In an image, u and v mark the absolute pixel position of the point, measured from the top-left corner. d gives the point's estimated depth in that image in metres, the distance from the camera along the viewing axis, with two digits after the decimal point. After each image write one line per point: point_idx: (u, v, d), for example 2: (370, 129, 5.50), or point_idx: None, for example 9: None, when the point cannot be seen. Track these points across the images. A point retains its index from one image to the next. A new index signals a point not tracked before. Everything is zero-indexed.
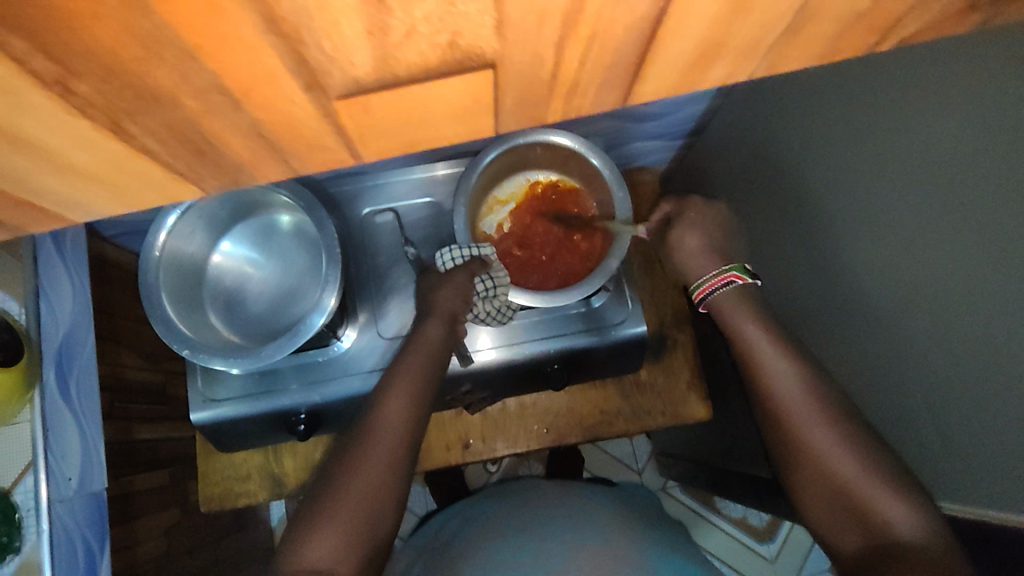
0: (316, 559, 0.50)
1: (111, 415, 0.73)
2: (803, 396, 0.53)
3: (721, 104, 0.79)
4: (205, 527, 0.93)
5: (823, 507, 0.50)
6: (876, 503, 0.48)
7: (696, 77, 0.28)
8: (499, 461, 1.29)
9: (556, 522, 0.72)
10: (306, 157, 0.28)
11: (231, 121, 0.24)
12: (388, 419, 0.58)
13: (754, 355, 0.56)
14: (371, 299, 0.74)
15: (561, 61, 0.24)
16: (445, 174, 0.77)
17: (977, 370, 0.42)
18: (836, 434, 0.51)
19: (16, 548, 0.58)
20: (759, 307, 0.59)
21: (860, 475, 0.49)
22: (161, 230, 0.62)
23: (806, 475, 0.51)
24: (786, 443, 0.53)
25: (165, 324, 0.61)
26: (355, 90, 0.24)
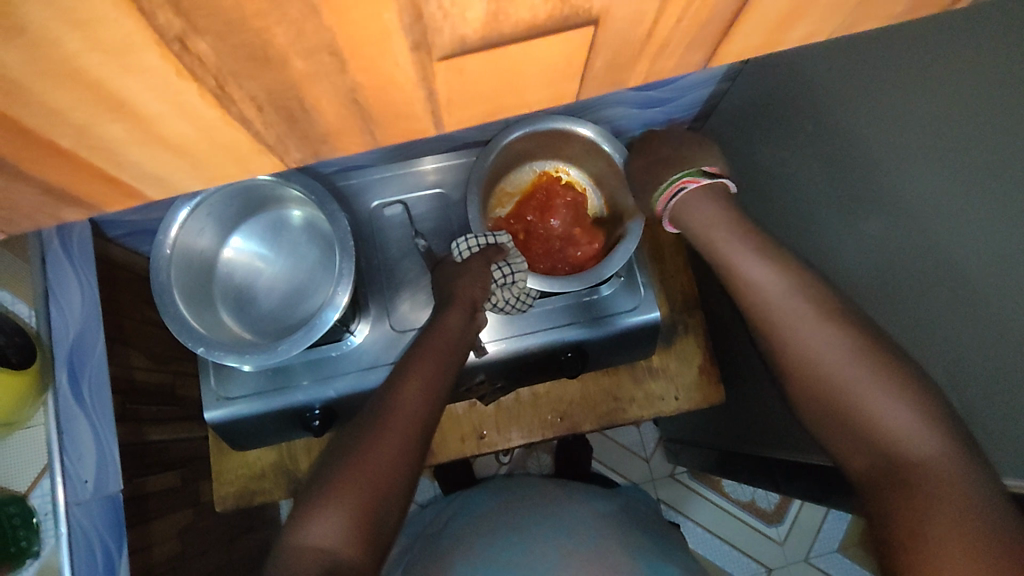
0: (319, 538, 0.49)
1: (123, 417, 0.73)
2: (786, 295, 0.49)
3: (729, 87, 0.79)
4: (218, 527, 0.92)
5: (821, 419, 0.46)
6: (873, 405, 0.43)
7: (777, 39, 0.29)
8: (508, 452, 1.29)
9: (550, 521, 0.72)
10: (387, 124, 0.29)
11: (333, 83, 0.25)
12: (403, 402, 0.58)
13: (727, 259, 0.52)
14: (382, 292, 0.74)
15: (659, 18, 0.26)
16: (431, 168, 0.76)
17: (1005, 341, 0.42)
18: (823, 329, 0.47)
19: (35, 552, 0.58)
20: (728, 207, 0.55)
21: (846, 369, 0.44)
22: (172, 226, 0.61)
23: (799, 384, 0.47)
24: (776, 353, 0.49)
25: (180, 322, 0.60)
26: (459, 50, 0.25)
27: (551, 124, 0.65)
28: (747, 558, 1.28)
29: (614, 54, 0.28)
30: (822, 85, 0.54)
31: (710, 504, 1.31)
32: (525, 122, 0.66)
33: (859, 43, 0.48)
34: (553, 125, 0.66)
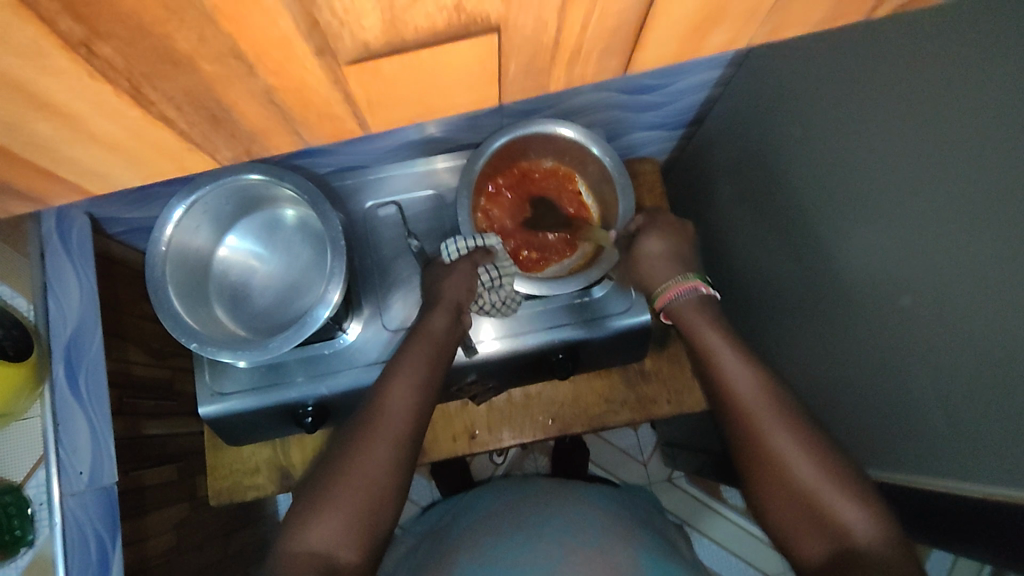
0: (316, 542, 0.52)
1: (120, 410, 0.74)
2: (763, 399, 0.54)
3: (723, 92, 0.80)
4: (214, 522, 0.93)
5: (782, 510, 0.51)
6: (834, 507, 0.49)
7: None
8: (505, 454, 1.30)
9: (556, 521, 0.71)
10: (327, 127, 0.29)
11: None
12: (391, 403, 0.59)
13: (715, 362, 0.57)
14: (375, 291, 0.74)
15: None
16: (444, 166, 0.77)
17: (979, 347, 0.42)
18: (796, 440, 0.52)
19: (30, 540, 0.59)
20: (716, 314, 0.61)
21: (814, 479, 0.50)
22: (167, 225, 0.62)
23: (767, 478, 0.52)
24: (749, 445, 0.54)
25: (173, 318, 0.61)
26: None
27: (541, 128, 0.66)
28: (746, 566, 1.27)
29: None
30: None
31: (729, 523, 1.30)
32: (516, 125, 0.66)
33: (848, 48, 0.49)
34: (543, 128, 0.67)
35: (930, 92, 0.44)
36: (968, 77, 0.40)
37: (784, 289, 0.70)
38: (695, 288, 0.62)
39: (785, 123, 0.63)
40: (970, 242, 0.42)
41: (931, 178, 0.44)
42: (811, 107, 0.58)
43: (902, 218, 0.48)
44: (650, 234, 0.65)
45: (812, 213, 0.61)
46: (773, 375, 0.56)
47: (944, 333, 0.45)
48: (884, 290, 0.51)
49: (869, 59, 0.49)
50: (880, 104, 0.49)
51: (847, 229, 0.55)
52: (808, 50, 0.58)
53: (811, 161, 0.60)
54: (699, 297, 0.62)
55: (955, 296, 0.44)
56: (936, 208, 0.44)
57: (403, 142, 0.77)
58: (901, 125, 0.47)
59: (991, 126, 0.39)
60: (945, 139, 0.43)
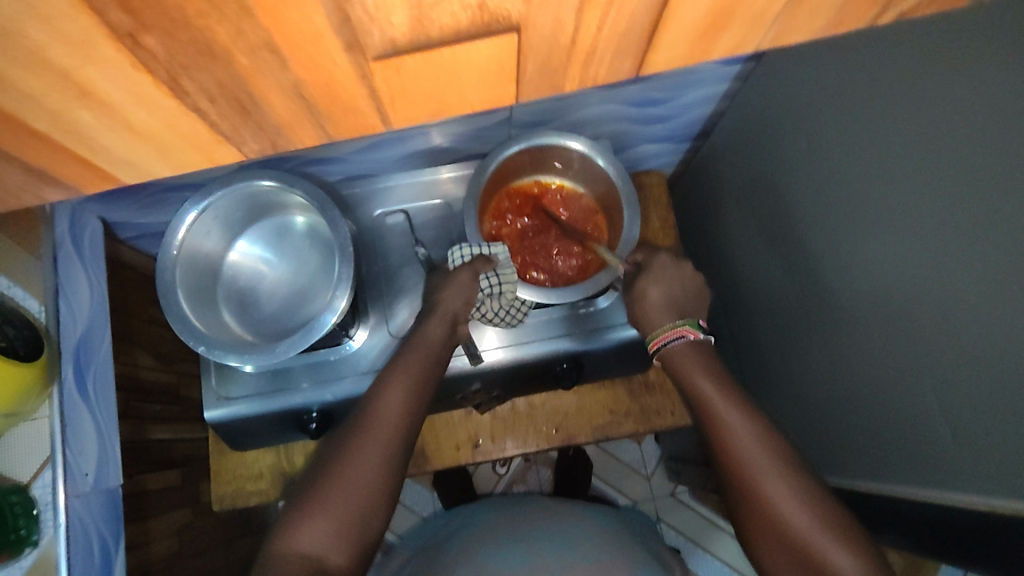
0: (307, 546, 0.51)
1: (127, 414, 0.75)
2: (759, 448, 0.54)
3: (728, 107, 0.81)
4: (216, 528, 0.93)
5: (778, 557, 0.51)
6: (824, 554, 0.48)
7: (709, 41, 0.36)
8: (508, 465, 1.29)
9: (553, 534, 0.72)
10: (338, 120, 0.37)
11: (279, 77, 0.32)
12: (385, 409, 0.59)
13: (710, 409, 0.57)
14: (382, 299, 0.75)
15: (579, 27, 0.32)
16: (449, 176, 0.78)
17: (982, 357, 0.42)
18: (793, 488, 0.52)
19: (34, 541, 0.59)
20: (710, 360, 0.60)
21: (810, 530, 0.50)
22: (180, 228, 0.63)
23: (761, 525, 0.52)
24: (741, 492, 0.54)
25: (182, 321, 0.62)
26: (389, 51, 0.31)
27: (549, 139, 0.67)
28: None
29: (544, 57, 0.35)
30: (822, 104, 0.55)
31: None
32: (525, 136, 0.67)
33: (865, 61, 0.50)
34: (549, 141, 0.67)
35: (934, 106, 0.44)
36: (970, 88, 0.41)
37: (788, 304, 0.70)
38: (683, 334, 0.61)
39: (790, 137, 0.64)
40: (973, 253, 0.42)
41: (933, 191, 0.45)
42: (816, 121, 0.59)
43: (903, 232, 0.48)
44: (649, 278, 0.63)
45: (816, 226, 0.61)
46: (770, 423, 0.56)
47: (948, 343, 0.45)
48: (886, 305, 0.52)
49: (875, 71, 0.50)
50: (884, 116, 0.49)
51: (851, 242, 0.56)
52: (812, 64, 0.58)
53: (815, 175, 0.60)
54: (689, 344, 0.61)
55: (956, 306, 0.44)
56: (939, 225, 0.45)
57: (411, 152, 0.78)
58: (904, 137, 0.47)
59: (990, 143, 0.40)
60: (946, 151, 0.43)
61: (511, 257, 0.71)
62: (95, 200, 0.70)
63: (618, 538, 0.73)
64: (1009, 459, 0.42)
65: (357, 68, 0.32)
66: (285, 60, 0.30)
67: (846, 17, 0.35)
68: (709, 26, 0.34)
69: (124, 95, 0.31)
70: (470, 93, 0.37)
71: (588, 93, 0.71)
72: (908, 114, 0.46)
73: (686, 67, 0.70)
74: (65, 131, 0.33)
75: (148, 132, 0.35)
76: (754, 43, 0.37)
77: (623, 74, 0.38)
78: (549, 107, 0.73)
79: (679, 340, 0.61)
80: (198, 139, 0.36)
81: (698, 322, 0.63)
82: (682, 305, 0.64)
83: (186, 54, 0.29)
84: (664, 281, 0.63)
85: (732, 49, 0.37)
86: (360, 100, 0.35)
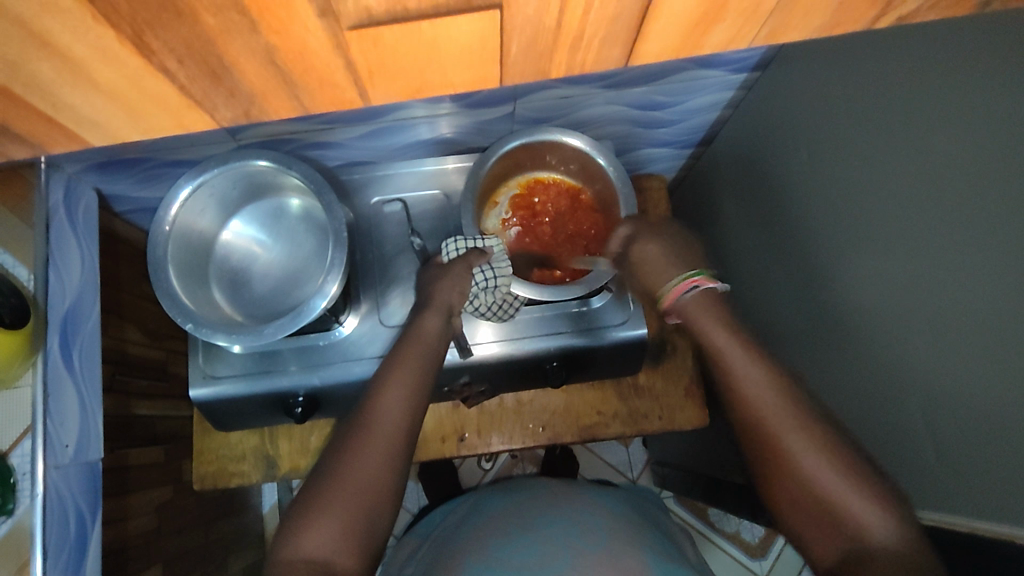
0: (313, 549, 0.50)
1: (111, 387, 0.74)
2: (777, 401, 0.51)
3: (732, 114, 0.80)
4: (197, 508, 0.93)
5: (803, 524, 0.48)
6: (852, 514, 0.46)
7: (706, 34, 0.36)
8: (494, 461, 1.29)
9: (562, 522, 0.69)
10: (313, 92, 0.37)
11: (248, 42, 0.32)
12: (384, 407, 0.57)
13: (725, 361, 0.54)
14: (374, 287, 0.74)
15: (565, 11, 0.32)
16: (455, 167, 0.78)
17: (970, 379, 0.42)
18: (810, 439, 0.49)
19: (9, 510, 0.60)
20: (723, 307, 0.58)
21: (829, 479, 0.47)
22: (173, 204, 0.63)
23: (783, 490, 0.49)
24: (763, 455, 0.51)
25: (171, 297, 0.61)
26: (366, 22, 0.31)
27: (551, 135, 0.66)
28: None
29: (529, 39, 0.34)
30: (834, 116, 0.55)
31: (726, 553, 1.28)
32: (527, 131, 0.67)
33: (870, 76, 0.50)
34: (550, 137, 0.67)
35: (931, 125, 0.44)
36: (969, 107, 0.41)
37: (780, 314, 0.70)
38: (695, 285, 0.58)
39: (790, 147, 0.64)
40: (964, 275, 0.42)
41: (930, 209, 0.45)
42: (816, 132, 0.58)
43: (897, 247, 0.48)
44: (643, 242, 0.62)
45: (811, 237, 0.61)
46: (786, 372, 0.53)
47: (935, 364, 0.45)
48: (876, 319, 0.51)
49: (876, 84, 0.49)
50: (883, 132, 0.49)
51: (844, 255, 0.55)
52: (816, 74, 0.58)
53: (813, 186, 0.59)
54: (702, 294, 0.58)
55: (946, 326, 0.44)
56: (931, 243, 0.45)
57: (412, 142, 0.78)
58: (901, 152, 0.47)
59: (985, 162, 0.40)
60: (943, 169, 0.43)
61: (515, 259, 0.71)
62: (92, 170, 0.70)
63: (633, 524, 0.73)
64: (995, 484, 0.42)
65: (331, 38, 0.32)
66: (254, 22, 0.30)
67: (843, 19, 0.35)
68: (700, 18, 0.34)
69: (97, 50, 0.31)
70: (451, 73, 0.38)
71: (592, 92, 0.71)
72: (907, 131, 0.46)
73: (692, 72, 0.70)
74: (32, 84, 0.33)
75: (112, 90, 0.34)
76: (750, 38, 0.37)
77: (613, 62, 0.38)
78: (553, 103, 0.73)
79: (691, 292, 0.58)
80: (164, 102, 0.36)
81: (710, 270, 0.60)
82: (689, 254, 0.61)
83: (149, 9, 0.29)
84: (661, 240, 0.62)
85: (723, 45, 0.37)
86: (335, 74, 0.35)
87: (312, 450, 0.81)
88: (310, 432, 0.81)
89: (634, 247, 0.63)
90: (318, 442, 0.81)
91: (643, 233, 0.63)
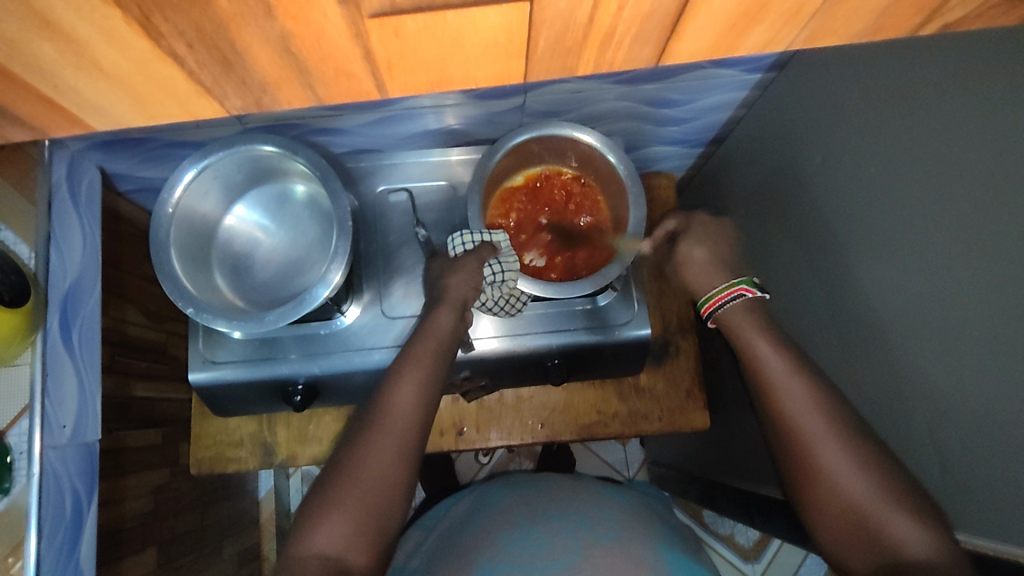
0: (326, 545, 0.50)
1: (110, 368, 0.74)
2: (819, 417, 0.51)
3: (745, 114, 0.79)
4: (193, 491, 0.93)
5: (834, 529, 0.49)
6: (884, 521, 0.46)
7: (740, 35, 0.35)
8: (491, 454, 1.29)
9: (572, 515, 0.69)
10: (332, 82, 0.36)
11: (264, 28, 0.31)
12: (399, 402, 0.57)
13: (762, 371, 0.54)
14: (378, 277, 0.74)
15: (598, 8, 0.31)
16: (459, 159, 0.77)
17: (979, 398, 0.41)
18: (848, 453, 0.49)
19: (5, 488, 0.61)
20: (765, 320, 0.58)
21: (863, 492, 0.47)
22: (177, 186, 0.62)
23: (815, 497, 0.50)
24: (795, 463, 0.51)
25: (173, 281, 0.60)
26: (389, 11, 0.30)
27: (562, 130, 0.65)
28: None
29: (558, 35, 0.34)
30: (850, 119, 0.54)
31: (718, 555, 1.28)
32: (537, 124, 0.66)
33: (891, 80, 0.49)
34: (561, 131, 0.66)
35: (951, 135, 0.43)
36: (989, 119, 0.40)
37: (785, 319, 0.69)
38: (740, 293, 0.59)
39: (804, 150, 0.63)
40: (978, 293, 0.41)
41: (945, 220, 0.44)
42: (831, 136, 0.57)
43: (908, 258, 0.47)
44: (691, 240, 0.64)
45: (820, 243, 0.60)
46: (829, 385, 0.52)
47: (944, 378, 0.44)
48: (885, 329, 0.50)
49: (895, 88, 0.48)
50: (899, 139, 0.48)
51: (853, 263, 0.55)
52: (834, 77, 0.57)
53: (826, 192, 0.58)
54: (745, 303, 0.59)
55: (957, 342, 0.43)
56: (946, 256, 0.44)
57: (420, 131, 0.77)
58: (917, 159, 0.46)
59: (1006, 176, 0.39)
60: (960, 179, 0.42)
61: (529, 265, 0.70)
62: (96, 149, 0.69)
63: (642, 517, 0.72)
64: (1002, 505, 0.41)
65: (351, 26, 0.31)
66: (270, 9, 0.29)
67: (891, 22, 0.35)
68: (740, 19, 0.33)
69: (100, 31, 0.30)
70: (475, 67, 0.37)
71: (604, 87, 0.70)
72: (926, 139, 0.45)
73: (706, 70, 0.69)
74: (28, 66, 0.32)
75: (114, 72, 0.33)
76: (787, 41, 0.37)
77: (644, 61, 0.37)
78: (565, 97, 0.72)
79: (734, 301, 0.59)
80: (165, 88, 0.35)
81: (753, 278, 0.61)
82: (732, 265, 0.62)
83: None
84: (707, 241, 0.64)
85: (762, 46, 0.37)
86: (354, 63, 0.34)
87: (311, 439, 0.80)
88: (308, 421, 0.80)
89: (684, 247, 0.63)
90: (316, 430, 0.80)
91: (692, 235, 0.64)
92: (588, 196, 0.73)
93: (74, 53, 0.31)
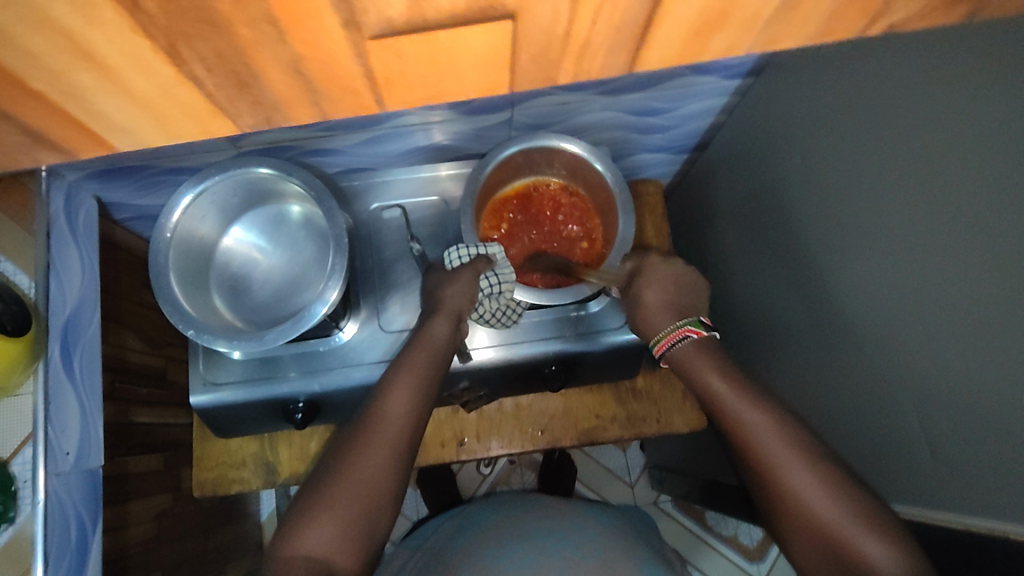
0: (313, 547, 0.51)
1: (112, 394, 0.74)
2: (783, 444, 0.52)
3: (726, 120, 0.82)
4: (197, 516, 0.93)
5: (808, 554, 0.49)
6: (853, 540, 0.47)
7: (709, 43, 0.37)
8: (492, 466, 1.30)
9: (555, 534, 0.71)
10: (333, 99, 0.38)
11: (276, 53, 0.32)
12: (391, 409, 0.58)
13: (723, 403, 0.56)
14: (374, 292, 0.75)
15: (573, 21, 0.33)
16: (449, 174, 0.78)
17: (964, 380, 0.43)
18: (813, 475, 0.50)
19: (10, 518, 0.62)
20: (721, 357, 0.59)
21: (832, 513, 0.48)
22: (175, 211, 0.63)
23: (788, 521, 0.50)
24: (765, 488, 0.52)
25: (173, 304, 0.61)
26: (386, 31, 0.32)
27: (550, 141, 0.67)
28: None
29: (540, 47, 0.35)
30: (826, 120, 0.56)
31: (725, 557, 1.28)
32: (525, 137, 0.67)
33: (864, 81, 0.51)
34: (549, 142, 0.67)
35: (921, 129, 0.45)
36: (953, 113, 0.42)
37: (775, 315, 0.71)
38: (685, 335, 0.61)
39: (784, 151, 0.65)
40: (959, 279, 0.42)
41: (921, 214, 0.45)
42: (809, 137, 0.59)
43: (889, 251, 0.49)
44: (645, 282, 0.65)
45: (804, 239, 0.62)
46: (786, 411, 0.54)
47: (928, 363, 0.46)
48: (871, 320, 0.52)
49: (868, 88, 0.50)
50: (873, 136, 0.50)
51: (838, 256, 0.56)
52: (809, 80, 0.59)
53: (808, 192, 0.60)
54: (693, 343, 0.61)
55: (940, 327, 0.44)
56: (924, 246, 0.45)
57: (410, 148, 0.78)
58: (891, 154, 0.48)
59: (976, 167, 0.41)
60: (933, 171, 0.44)
61: (522, 275, 0.72)
62: (93, 178, 0.70)
63: (628, 539, 0.73)
64: (992, 485, 0.42)
65: (353, 46, 0.33)
66: (284, 32, 0.31)
67: (835, 27, 0.36)
68: (704, 26, 0.35)
69: (123, 60, 0.31)
70: (465, 80, 0.38)
71: (588, 99, 0.72)
72: (899, 134, 0.47)
73: (685, 79, 0.71)
74: (59, 94, 0.33)
75: (142, 101, 0.35)
76: (747, 46, 0.38)
77: (617, 69, 0.39)
78: (551, 110, 0.74)
79: (681, 342, 0.61)
80: (179, 113, 0.37)
81: (701, 319, 0.62)
82: (680, 306, 0.64)
83: (186, 21, 0.29)
84: (659, 282, 0.65)
85: (724, 51, 0.38)
86: (356, 82, 0.36)
87: (313, 456, 0.81)
88: (310, 438, 0.81)
89: (641, 282, 0.65)
90: (318, 448, 0.81)
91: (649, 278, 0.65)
92: (575, 204, 0.75)
93: (96, 83, 0.33)
